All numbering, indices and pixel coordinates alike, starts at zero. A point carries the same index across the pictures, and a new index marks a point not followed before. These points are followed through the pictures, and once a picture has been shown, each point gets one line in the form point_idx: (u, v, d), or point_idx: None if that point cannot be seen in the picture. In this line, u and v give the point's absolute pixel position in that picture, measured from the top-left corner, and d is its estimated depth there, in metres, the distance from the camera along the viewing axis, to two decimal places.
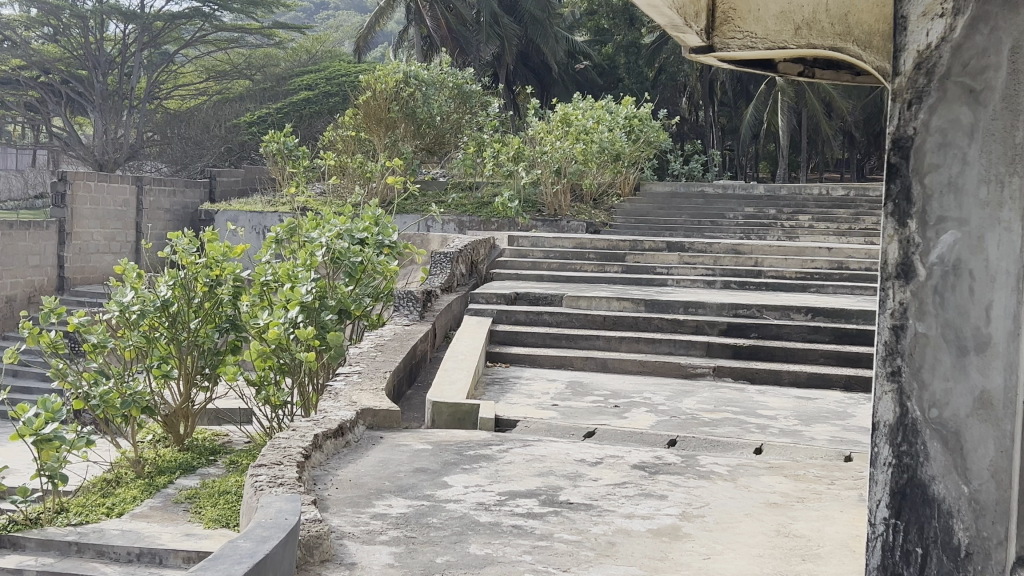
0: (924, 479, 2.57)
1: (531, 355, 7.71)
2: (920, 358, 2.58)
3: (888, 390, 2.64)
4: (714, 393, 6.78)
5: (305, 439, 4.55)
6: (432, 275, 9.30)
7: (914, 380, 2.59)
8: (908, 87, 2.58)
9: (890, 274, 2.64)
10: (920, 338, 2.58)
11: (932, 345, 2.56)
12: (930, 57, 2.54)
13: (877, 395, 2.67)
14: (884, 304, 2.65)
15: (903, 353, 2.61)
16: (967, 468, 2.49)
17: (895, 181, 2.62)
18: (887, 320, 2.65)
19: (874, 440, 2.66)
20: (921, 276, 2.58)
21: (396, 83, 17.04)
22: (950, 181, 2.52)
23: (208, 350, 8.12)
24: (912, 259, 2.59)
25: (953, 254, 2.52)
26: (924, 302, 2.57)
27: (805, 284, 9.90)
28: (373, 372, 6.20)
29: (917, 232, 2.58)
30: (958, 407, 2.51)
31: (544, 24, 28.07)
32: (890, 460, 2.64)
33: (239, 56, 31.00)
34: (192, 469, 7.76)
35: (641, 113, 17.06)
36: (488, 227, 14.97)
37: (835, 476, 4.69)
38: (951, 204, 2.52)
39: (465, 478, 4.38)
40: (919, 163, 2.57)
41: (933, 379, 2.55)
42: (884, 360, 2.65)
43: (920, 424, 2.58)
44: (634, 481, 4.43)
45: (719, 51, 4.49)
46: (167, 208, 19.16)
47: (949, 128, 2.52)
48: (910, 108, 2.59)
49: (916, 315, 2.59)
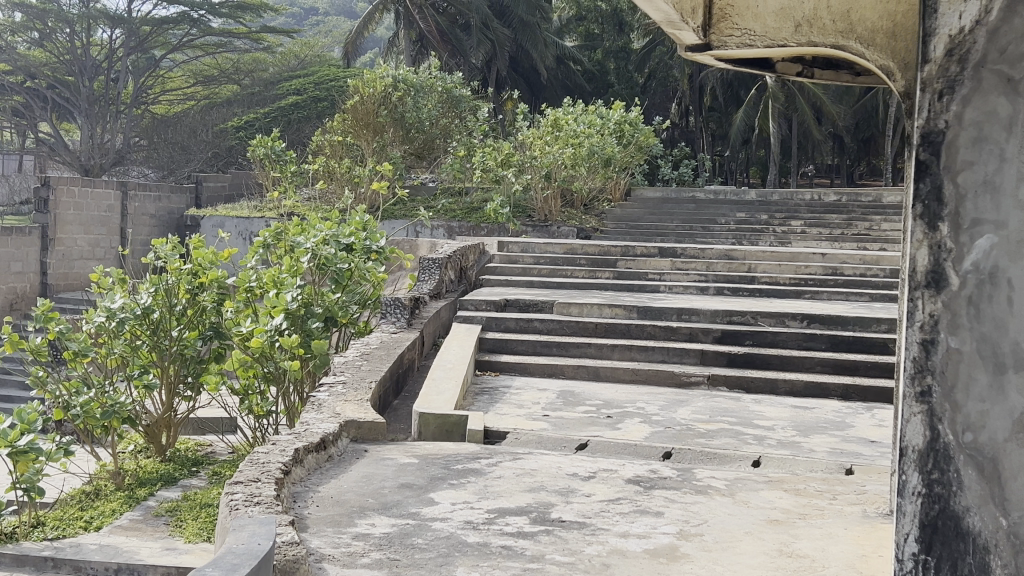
0: (957, 511, 2.24)
1: (522, 363, 7.53)
2: (952, 376, 2.24)
3: (918, 411, 2.27)
4: (709, 403, 6.60)
5: (285, 454, 4.36)
6: (420, 281, 9.11)
7: (947, 401, 2.25)
8: (939, 77, 2.26)
9: (919, 282, 2.29)
10: (953, 353, 2.24)
11: (966, 361, 2.23)
12: (964, 42, 2.24)
13: (902, 417, 2.30)
14: (909, 317, 2.29)
15: (933, 371, 2.26)
16: (1007, 498, 2.18)
17: (923, 178, 2.28)
18: (914, 334, 2.28)
19: (900, 467, 2.30)
20: (954, 284, 2.25)
21: (384, 88, 16.88)
22: (988, 179, 2.21)
23: (193, 359, 7.92)
24: (944, 265, 2.26)
25: (990, 260, 2.21)
26: (957, 315, 2.24)
27: (800, 290, 9.72)
28: (357, 382, 6.00)
29: (948, 235, 2.25)
30: (997, 431, 2.19)
31: (535, 28, 27.97)
32: (919, 490, 2.28)
33: (228, 60, 30.82)
34: (174, 482, 7.56)
35: (632, 118, 16.94)
36: (478, 232, 14.79)
37: (837, 490, 4.51)
38: (987, 204, 2.21)
39: (453, 495, 4.18)
40: (950, 159, 2.25)
41: (968, 400, 2.23)
42: (912, 378, 2.29)
43: (953, 450, 2.24)
44: (628, 497, 4.24)
45: (716, 50, 4.25)
46: (152, 213, 18.93)
47: (985, 120, 2.22)
48: (941, 98, 2.27)
49: (948, 328, 2.25)
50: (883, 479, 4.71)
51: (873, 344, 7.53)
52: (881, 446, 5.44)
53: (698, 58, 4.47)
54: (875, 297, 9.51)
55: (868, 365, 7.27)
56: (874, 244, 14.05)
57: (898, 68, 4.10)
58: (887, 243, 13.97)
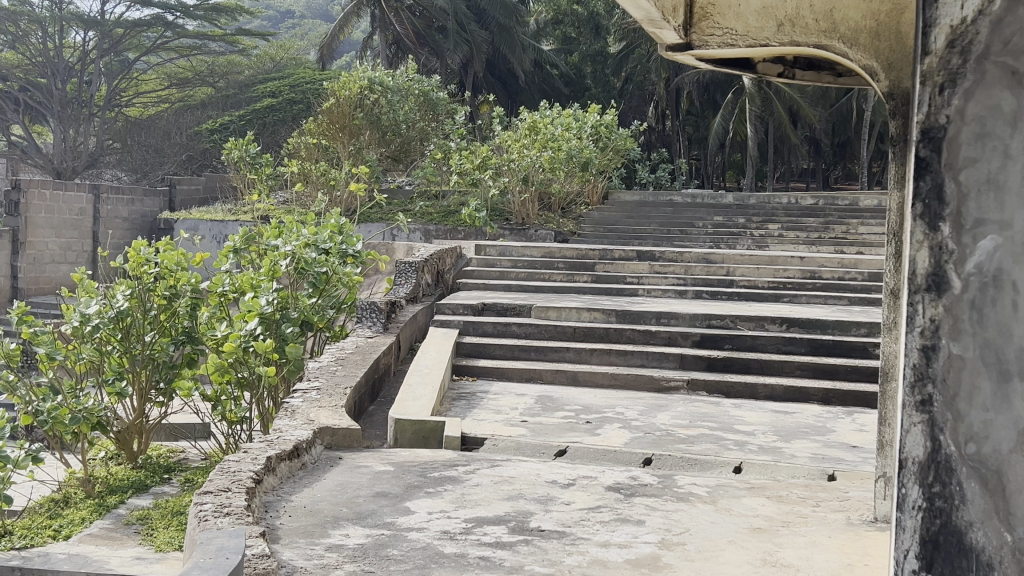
0: (961, 525, 1.80)
1: (500, 368, 7.44)
2: (954, 386, 1.81)
3: (917, 422, 1.84)
4: (689, 408, 6.53)
5: (256, 462, 4.25)
6: (396, 284, 9.01)
7: (948, 411, 1.82)
8: (941, 67, 1.83)
9: (916, 286, 1.85)
10: (955, 361, 1.81)
11: (969, 371, 1.80)
12: (967, 31, 1.81)
13: (900, 428, 1.86)
14: (906, 323, 1.86)
15: (934, 379, 1.83)
16: (1014, 513, 1.75)
17: (919, 179, 1.85)
18: (912, 341, 1.85)
19: (898, 479, 1.87)
20: (956, 289, 1.81)
21: (361, 90, 16.67)
22: (993, 177, 1.78)
23: (164, 365, 7.78)
24: (944, 267, 1.82)
25: (993, 263, 1.78)
26: (959, 320, 1.81)
27: (779, 294, 9.68)
28: (332, 388, 5.89)
29: (949, 237, 1.82)
30: (1003, 444, 1.77)
31: (513, 32, 27.90)
32: (920, 503, 1.84)
33: (202, 62, 30.61)
34: (146, 489, 7.41)
35: (609, 121, 16.91)
36: (454, 236, 14.65)
37: (820, 497, 4.44)
38: (991, 203, 1.78)
39: (430, 503, 4.08)
40: (952, 156, 1.82)
41: (971, 410, 1.80)
42: (910, 388, 1.85)
43: (954, 463, 1.81)
44: (609, 505, 4.16)
45: (697, 49, 4.20)
46: (125, 216, 18.70)
47: (989, 115, 1.79)
48: (942, 92, 1.83)
49: (950, 335, 1.81)
50: (865, 485, 4.65)
51: (852, 348, 7.49)
52: (863, 452, 5.38)
53: (679, 62, 4.43)
54: (853, 300, 9.49)
55: (848, 369, 7.22)
56: (851, 247, 14.06)
57: (881, 66, 4.02)
58: (864, 247, 13.98)
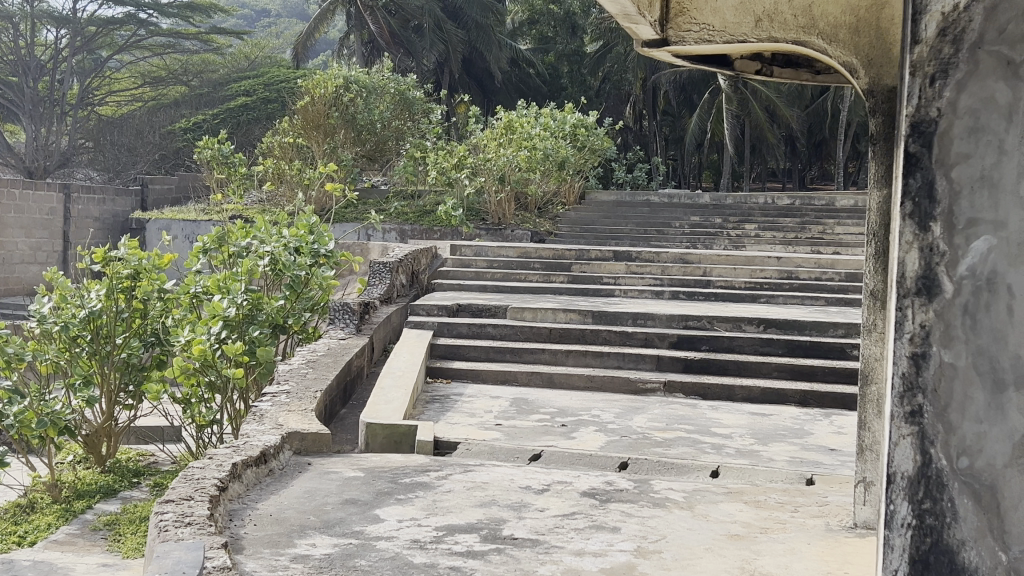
0: (952, 544, 1.88)
1: (475, 370, 7.33)
2: (946, 396, 1.89)
3: (907, 434, 1.92)
4: (666, 410, 6.45)
5: (221, 469, 4.13)
6: (370, 285, 8.90)
7: (939, 423, 1.90)
8: (932, 57, 1.91)
9: (907, 289, 1.93)
10: (945, 368, 1.89)
11: (960, 379, 1.88)
12: (959, 20, 1.88)
13: (890, 440, 1.94)
14: (897, 327, 1.93)
15: (924, 389, 1.91)
16: (1007, 531, 1.84)
17: (913, 174, 1.92)
18: (903, 347, 1.93)
19: (888, 496, 1.95)
20: (947, 293, 1.90)
21: (335, 88, 16.61)
22: (984, 173, 1.86)
23: (134, 366, 7.64)
24: (936, 270, 1.91)
25: (986, 265, 1.86)
26: (950, 326, 1.89)
27: (756, 294, 9.61)
28: (302, 391, 5.76)
29: (941, 238, 1.90)
30: (996, 456, 1.85)
31: (489, 30, 27.78)
32: (910, 521, 1.93)
33: (176, 61, 30.40)
34: (114, 494, 7.25)
35: (586, 121, 16.86)
36: (431, 236, 14.55)
37: (799, 502, 4.36)
38: (984, 202, 1.86)
39: (399, 511, 3.97)
40: (943, 153, 1.90)
41: (964, 422, 1.87)
42: (900, 398, 1.93)
43: (946, 476, 1.89)
44: (584, 512, 4.06)
45: (673, 45, 4.20)
46: (96, 216, 18.46)
47: (982, 107, 1.86)
48: (933, 83, 1.90)
49: (941, 341, 1.89)
50: (843, 490, 4.57)
51: (830, 349, 7.43)
52: (842, 455, 5.31)
53: (653, 57, 4.35)
54: (831, 301, 9.42)
55: (825, 370, 7.15)
56: (828, 247, 14.04)
57: (862, 63, 3.93)
58: (841, 247, 13.96)
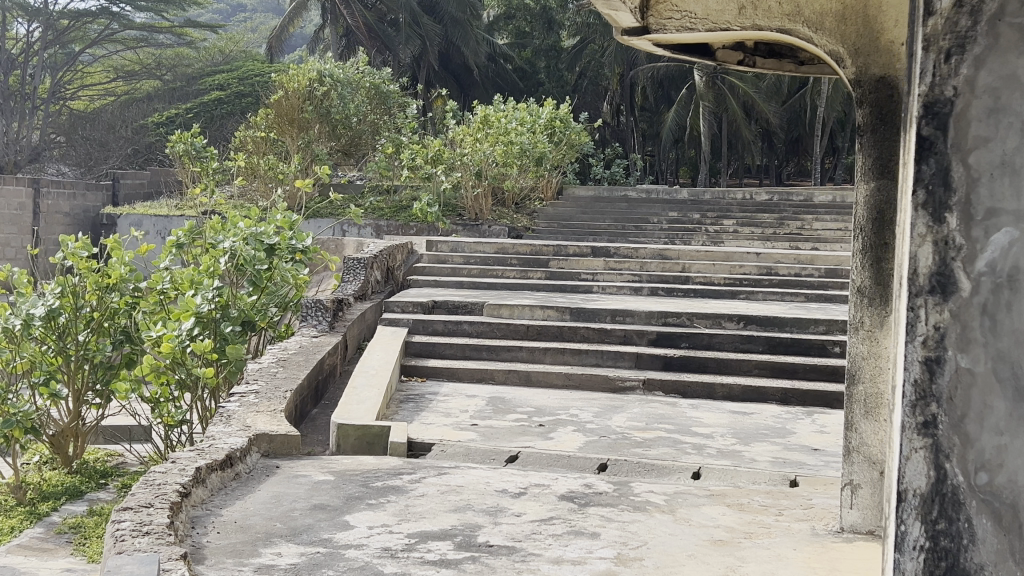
0: (969, 565, 1.83)
1: (450, 368, 7.18)
2: (962, 405, 1.83)
3: (920, 448, 1.87)
4: (646, 409, 6.31)
5: (184, 474, 3.97)
6: (344, 281, 8.74)
7: (956, 434, 1.84)
8: (948, 30, 1.85)
9: (921, 287, 1.87)
10: (962, 374, 1.83)
11: (979, 386, 1.82)
12: None
13: (902, 454, 1.89)
14: (910, 330, 1.88)
15: (939, 397, 1.85)
16: None
17: (926, 160, 1.87)
18: (916, 352, 1.87)
19: (900, 516, 1.90)
20: (964, 292, 1.83)
21: (309, 82, 16.36)
22: (1005, 160, 1.79)
23: (102, 365, 7.42)
24: (951, 267, 1.85)
25: (1008, 260, 1.79)
26: (968, 328, 1.83)
27: (735, 291, 9.48)
28: (271, 391, 5.59)
29: (958, 230, 1.84)
30: (1017, 471, 1.78)
31: (466, 25, 27.62)
32: (922, 543, 1.88)
33: (149, 55, 30.07)
34: (80, 495, 7.05)
35: (563, 115, 16.75)
36: (406, 232, 14.35)
37: (783, 505, 4.23)
38: (1004, 189, 1.79)
39: (370, 517, 3.81)
40: (960, 134, 1.84)
41: (982, 433, 1.81)
42: (913, 407, 1.88)
43: (963, 493, 1.83)
44: (562, 517, 3.92)
45: (654, 34, 4.00)
46: (67, 212, 18.14)
47: (1004, 86, 1.80)
48: (948, 59, 1.85)
49: (957, 345, 1.84)
50: (827, 492, 4.45)
51: (811, 346, 7.32)
52: (825, 455, 5.19)
53: (634, 44, 4.21)
54: (810, 297, 9.32)
55: (806, 368, 7.04)
56: (806, 243, 13.97)
57: (848, 53, 3.79)
58: (819, 243, 13.89)
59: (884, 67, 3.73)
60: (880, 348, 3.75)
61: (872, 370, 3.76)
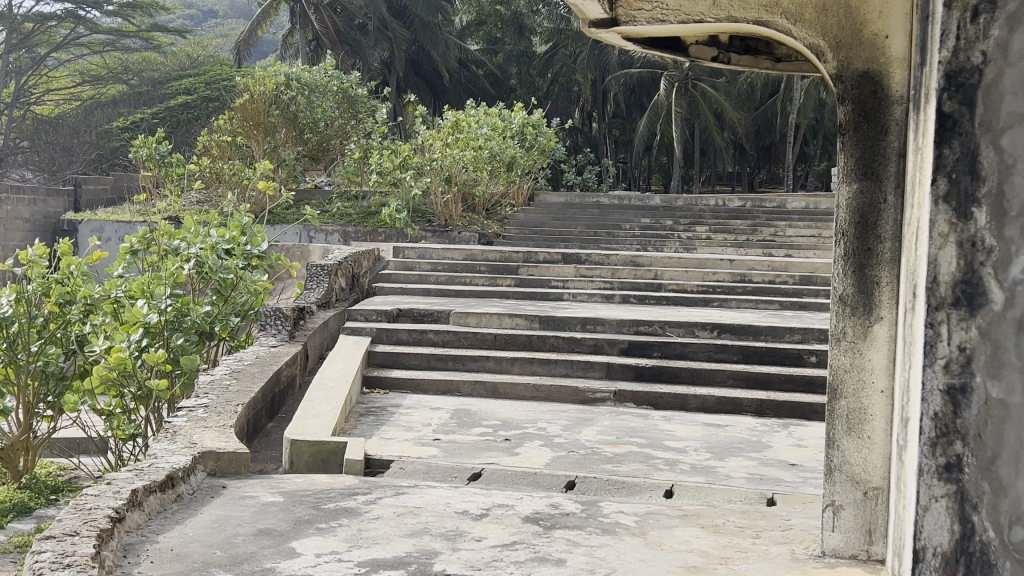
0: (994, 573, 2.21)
1: (414, 380, 6.91)
2: (988, 438, 2.20)
3: (943, 491, 2.27)
4: (616, 421, 6.07)
5: (116, 496, 3.70)
6: (307, 289, 8.44)
7: (982, 473, 2.22)
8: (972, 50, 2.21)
9: (946, 301, 2.25)
10: (992, 401, 2.20)
11: (1003, 415, 2.19)
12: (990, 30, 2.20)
13: (926, 501, 2.29)
14: (932, 354, 2.28)
15: (961, 433, 2.25)
16: None
17: (948, 164, 2.25)
18: (938, 379, 2.27)
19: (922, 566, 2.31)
20: (992, 308, 2.20)
21: (276, 86, 15.99)
22: None
23: (54, 376, 6.96)
24: (977, 279, 2.22)
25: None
26: (996, 348, 2.19)
27: (708, 298, 9.26)
28: (222, 406, 5.32)
29: (983, 240, 2.21)
30: None
31: (436, 30, 27.38)
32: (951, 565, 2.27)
33: (116, 59, 29.72)
34: (29, 512, 6.53)
35: (534, 120, 16.54)
36: (375, 237, 14.11)
37: (760, 526, 3.99)
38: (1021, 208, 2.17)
39: (318, 543, 3.54)
40: (983, 155, 2.21)
41: (1004, 466, 2.18)
42: (935, 440, 2.28)
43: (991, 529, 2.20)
44: (525, 541, 3.66)
45: (623, 25, 3.85)
46: (27, 217, 17.64)
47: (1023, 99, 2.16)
48: (967, 56, 2.22)
49: (984, 371, 2.21)
50: (806, 511, 4.22)
51: (786, 356, 7.10)
52: (803, 471, 4.96)
53: (605, 38, 4.04)
54: (785, 304, 9.12)
55: (782, 378, 6.81)
56: (779, 250, 13.82)
57: (829, 46, 3.57)
58: (793, 250, 13.74)
59: (867, 61, 3.51)
60: (864, 360, 3.53)
61: (855, 384, 3.54)
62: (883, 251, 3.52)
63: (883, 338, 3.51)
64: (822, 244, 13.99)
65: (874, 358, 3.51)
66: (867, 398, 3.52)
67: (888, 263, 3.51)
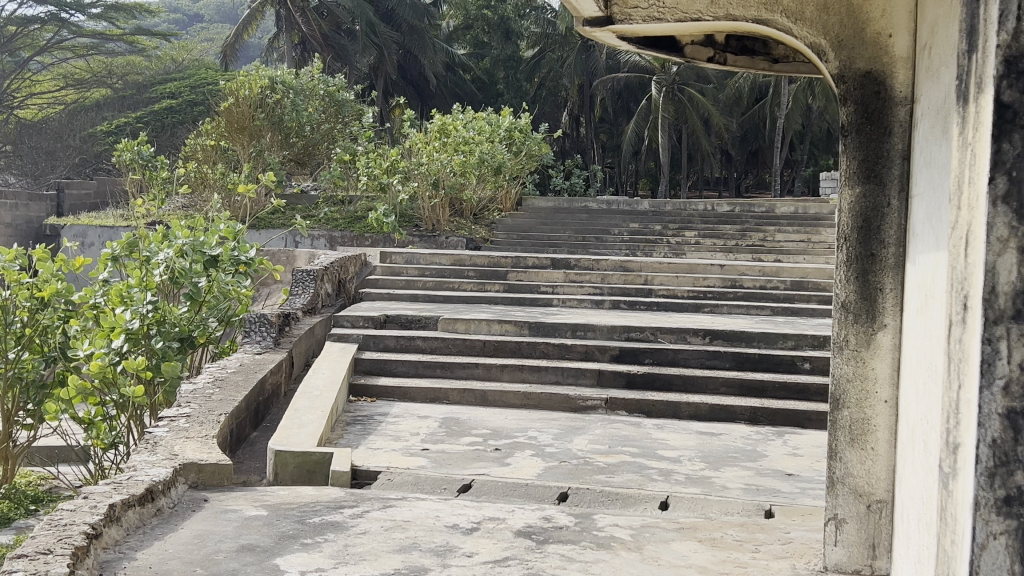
0: None
1: (402, 388, 6.78)
2: None
3: (1001, 532, 2.03)
4: (608, 430, 5.95)
5: (93, 511, 3.56)
6: (293, 294, 8.31)
7: None
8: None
9: (1004, 314, 2.05)
10: None
11: None
12: None
13: (980, 543, 2.04)
14: (988, 372, 2.05)
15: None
16: None
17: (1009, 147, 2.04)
18: (996, 401, 2.04)
19: None
20: None
21: (261, 89, 15.81)
22: None
23: (33, 384, 6.76)
24: None
25: None
26: None
27: (699, 304, 9.16)
28: (204, 415, 5.18)
29: None
30: None
31: (424, 34, 27.26)
32: None
33: (100, 62, 29.56)
34: (8, 523, 6.30)
35: (521, 125, 16.44)
36: (361, 242, 13.98)
37: (759, 540, 3.87)
38: None
39: (303, 560, 3.41)
40: None
41: None
42: (991, 476, 2.03)
43: None
44: (518, 557, 3.53)
45: (619, 23, 3.82)
46: (9, 222, 17.39)
47: None
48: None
49: None
50: (806, 523, 4.10)
51: (779, 363, 7.00)
52: (801, 481, 4.85)
53: (598, 38, 4.00)
54: (777, 310, 9.02)
55: (776, 386, 6.70)
56: (768, 255, 13.75)
57: (830, 45, 3.47)
58: (782, 255, 13.67)
59: (870, 60, 3.41)
60: (867, 369, 3.42)
61: (858, 395, 3.44)
62: (887, 257, 3.41)
63: (888, 345, 3.40)
64: (811, 250, 13.93)
65: (877, 367, 3.41)
66: (870, 408, 3.42)
67: (893, 268, 3.40)
